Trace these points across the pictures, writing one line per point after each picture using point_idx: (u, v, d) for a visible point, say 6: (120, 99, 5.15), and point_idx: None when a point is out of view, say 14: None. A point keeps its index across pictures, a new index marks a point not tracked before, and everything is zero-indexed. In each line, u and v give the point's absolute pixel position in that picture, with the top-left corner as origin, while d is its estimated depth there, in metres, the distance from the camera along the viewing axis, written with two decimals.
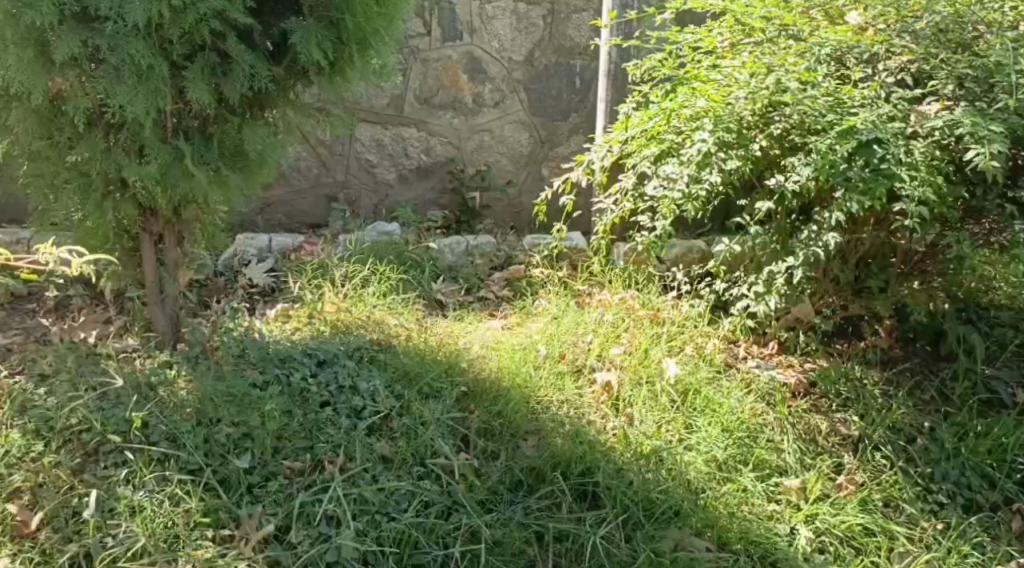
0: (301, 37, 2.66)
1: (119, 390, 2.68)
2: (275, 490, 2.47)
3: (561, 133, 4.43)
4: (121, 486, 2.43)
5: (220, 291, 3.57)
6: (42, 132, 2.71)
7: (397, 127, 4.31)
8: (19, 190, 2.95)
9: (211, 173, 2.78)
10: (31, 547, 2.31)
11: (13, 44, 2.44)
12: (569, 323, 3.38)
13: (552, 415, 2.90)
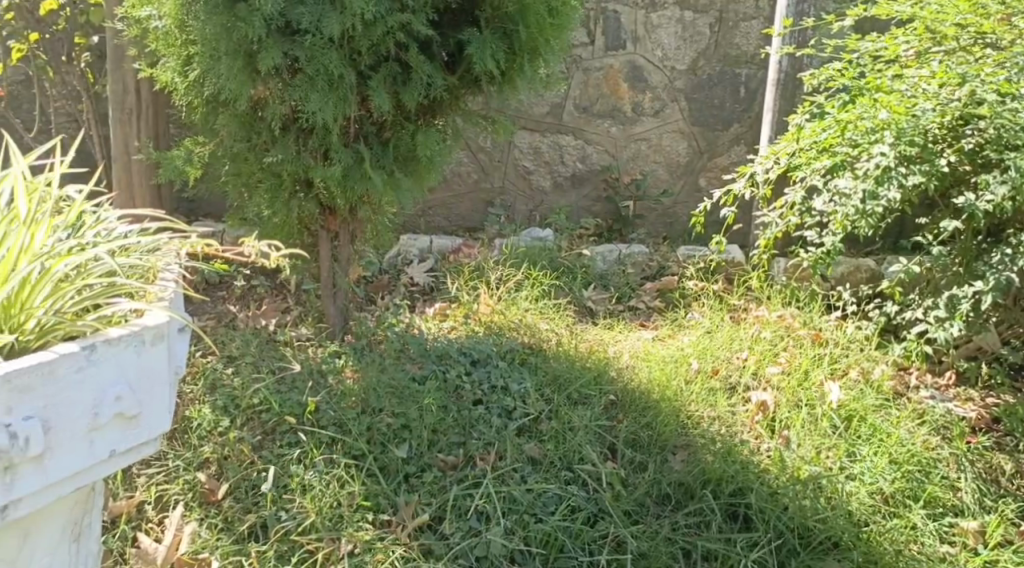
0: (476, 47, 2.73)
1: (294, 374, 2.86)
2: (429, 481, 2.52)
3: (721, 143, 4.34)
4: (293, 464, 2.53)
5: (385, 287, 3.68)
6: (243, 136, 2.90)
7: (556, 135, 4.34)
8: (216, 186, 3.16)
9: (386, 176, 2.92)
10: (215, 513, 2.43)
11: (226, 54, 2.64)
12: (723, 338, 3.34)
13: (702, 432, 2.82)
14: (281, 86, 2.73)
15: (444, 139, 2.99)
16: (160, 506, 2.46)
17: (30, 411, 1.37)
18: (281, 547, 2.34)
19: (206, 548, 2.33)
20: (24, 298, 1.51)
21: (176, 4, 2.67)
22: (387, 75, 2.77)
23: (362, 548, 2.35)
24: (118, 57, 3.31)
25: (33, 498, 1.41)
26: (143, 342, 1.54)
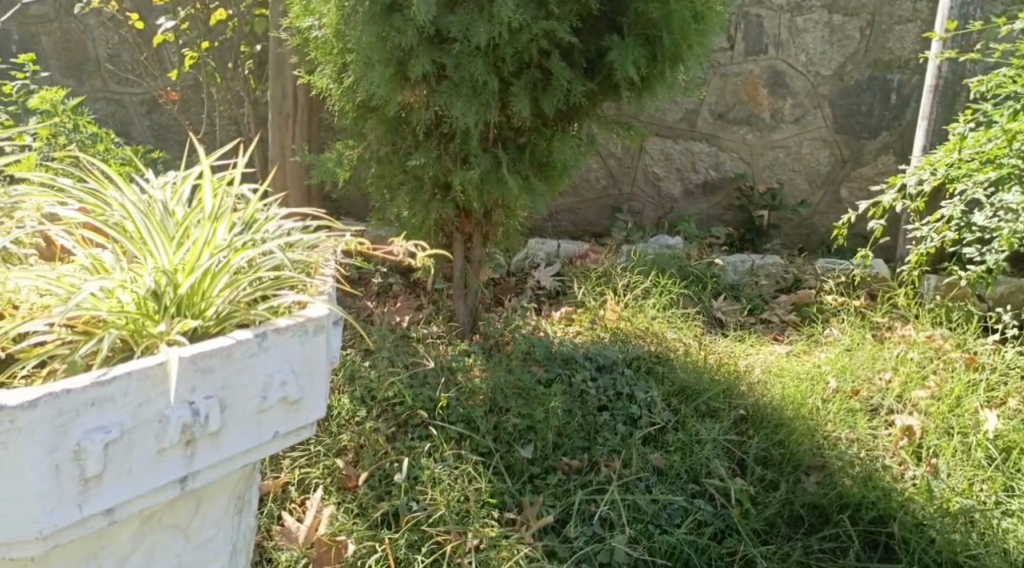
0: (618, 55, 2.69)
1: (426, 369, 2.87)
2: (553, 484, 2.54)
3: (866, 152, 4.20)
4: (423, 457, 2.57)
5: (511, 290, 3.66)
6: (388, 140, 2.98)
7: (689, 141, 4.28)
8: (360, 185, 3.24)
9: (521, 180, 2.93)
10: (352, 499, 2.49)
11: (379, 62, 2.70)
12: (865, 357, 3.22)
13: (840, 454, 2.70)
14: (428, 92, 2.77)
15: (579, 146, 2.97)
16: (302, 488, 2.53)
17: (210, 391, 1.46)
18: (411, 536, 2.37)
19: (343, 531, 2.38)
20: (204, 288, 1.61)
21: (337, 15, 2.71)
22: (529, 81, 2.76)
23: (488, 543, 2.34)
24: (280, 64, 3.45)
25: (209, 471, 1.50)
26: (307, 332, 1.60)
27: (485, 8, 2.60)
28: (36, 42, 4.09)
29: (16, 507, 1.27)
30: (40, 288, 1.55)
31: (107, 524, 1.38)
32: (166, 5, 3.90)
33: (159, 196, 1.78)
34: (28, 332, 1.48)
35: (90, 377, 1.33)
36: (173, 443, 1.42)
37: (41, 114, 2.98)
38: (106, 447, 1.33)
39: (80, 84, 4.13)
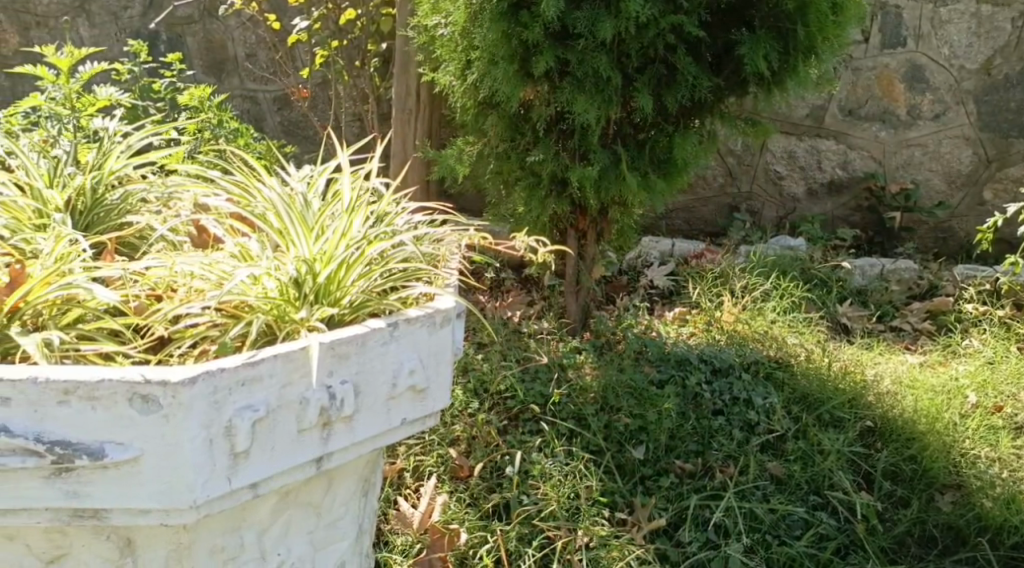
0: (749, 49, 2.64)
1: (537, 365, 2.89)
2: (666, 487, 2.52)
3: (1014, 152, 4.05)
4: (534, 452, 2.59)
5: (623, 288, 3.62)
6: (506, 136, 2.98)
7: (814, 139, 4.14)
8: (477, 182, 3.27)
9: (640, 178, 2.89)
10: (464, 489, 2.53)
11: (502, 59, 2.70)
12: (1006, 373, 3.09)
13: (980, 473, 2.60)
14: (549, 89, 2.78)
15: (701, 143, 2.93)
16: (417, 475, 2.59)
17: (345, 376, 1.52)
18: (521, 529, 2.40)
19: (455, 520, 2.43)
20: (340, 278, 1.67)
21: (464, 13, 2.72)
22: (653, 77, 2.74)
23: (598, 542, 2.35)
24: (405, 63, 3.52)
25: (342, 453, 1.57)
26: (434, 323, 1.64)
27: (613, 5, 2.59)
28: (181, 43, 4.32)
29: (174, 476, 1.35)
30: (195, 273, 1.64)
31: (251, 497, 1.46)
32: (301, 6, 4.04)
33: (299, 189, 1.86)
34: (182, 314, 1.57)
35: (240, 358, 1.40)
36: (312, 423, 1.48)
37: (187, 111, 3.15)
38: (253, 424, 1.40)
39: (219, 82, 4.33)
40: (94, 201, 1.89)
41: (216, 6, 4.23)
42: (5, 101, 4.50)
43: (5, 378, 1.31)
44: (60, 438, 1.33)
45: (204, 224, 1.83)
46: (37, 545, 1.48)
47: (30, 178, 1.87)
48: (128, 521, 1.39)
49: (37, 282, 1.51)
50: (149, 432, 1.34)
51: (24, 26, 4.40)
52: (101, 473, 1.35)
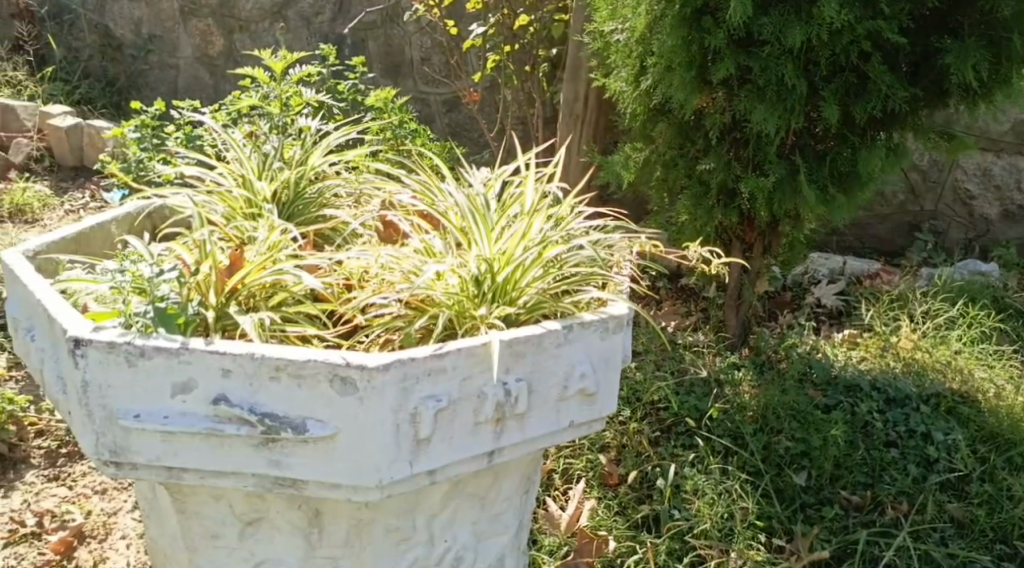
0: (955, 58, 2.52)
1: (692, 379, 2.84)
2: (830, 517, 2.42)
3: None
4: (687, 466, 2.55)
5: (787, 305, 3.52)
6: (676, 143, 2.94)
7: (1014, 156, 3.91)
8: (641, 189, 3.25)
9: (818, 191, 2.80)
10: (613, 496, 2.53)
11: (680, 65, 2.66)
12: None
13: None
14: (727, 96, 2.72)
15: (888, 156, 2.81)
16: (565, 477, 2.61)
17: (521, 374, 1.56)
18: (672, 544, 2.37)
19: (603, 526, 2.44)
20: (516, 279, 1.70)
21: (645, 19, 2.70)
22: (842, 85, 2.66)
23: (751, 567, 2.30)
24: (576, 67, 3.43)
25: (513, 448, 1.61)
26: (607, 328, 1.65)
27: (803, 9, 2.52)
28: (364, 46, 4.52)
29: (364, 455, 1.44)
30: (387, 266, 1.73)
31: (428, 483, 1.53)
32: (478, 11, 4.13)
33: (481, 191, 1.90)
34: (370, 303, 1.67)
35: (428, 349, 1.46)
36: (487, 418, 1.53)
37: (371, 111, 3.31)
38: (436, 414, 1.47)
39: (396, 84, 4.50)
40: (297, 193, 2.04)
41: (397, 12, 4.40)
42: (208, 98, 4.85)
43: (227, 350, 1.42)
44: (269, 411, 1.43)
45: (393, 220, 1.92)
46: (237, 507, 1.61)
47: (245, 171, 2.03)
48: (321, 493, 1.49)
49: (253, 267, 1.63)
50: (345, 411, 1.42)
51: (226, 28, 4.73)
52: (301, 446, 1.45)
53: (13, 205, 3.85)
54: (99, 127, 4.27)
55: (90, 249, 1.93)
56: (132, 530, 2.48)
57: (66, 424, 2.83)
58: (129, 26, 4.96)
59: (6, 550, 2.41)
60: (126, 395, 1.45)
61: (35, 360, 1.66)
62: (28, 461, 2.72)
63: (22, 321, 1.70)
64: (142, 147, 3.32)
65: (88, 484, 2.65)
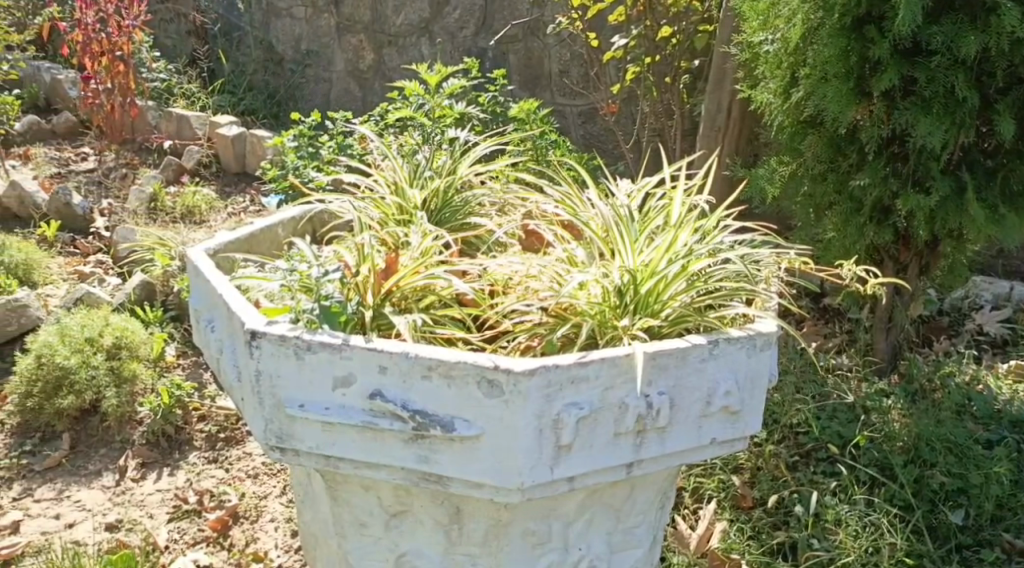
0: None
1: (836, 404, 2.75)
2: (989, 561, 2.31)
3: None
4: (828, 495, 2.48)
5: (942, 331, 3.36)
6: (827, 157, 2.84)
7: None
8: (786, 205, 3.16)
9: (987, 210, 2.67)
10: (746, 520, 2.48)
11: (836, 77, 2.59)
12: None
13: None
14: (888, 109, 2.60)
15: None
16: (695, 496, 2.58)
17: (663, 387, 1.56)
18: None
19: (736, 550, 2.39)
20: (659, 291, 1.71)
21: (801, 29, 2.64)
22: (1019, 98, 2.53)
23: None
24: (721, 78, 3.34)
25: (653, 462, 1.62)
26: (753, 346, 1.63)
27: (979, 17, 2.42)
28: (504, 60, 4.59)
29: (508, 458, 1.47)
30: (532, 274, 1.77)
31: (567, 489, 1.55)
32: (622, 24, 4.13)
33: (625, 201, 1.91)
34: (514, 309, 1.70)
35: (573, 357, 1.48)
36: (628, 429, 1.54)
37: (515, 123, 3.38)
38: (578, 422, 1.49)
39: (534, 95, 4.51)
40: (444, 202, 2.11)
41: (540, 25, 4.41)
42: (358, 110, 5.06)
43: (384, 348, 1.48)
44: (420, 408, 1.49)
45: (539, 229, 1.96)
46: (385, 499, 1.68)
47: (397, 177, 2.14)
48: (465, 491, 1.54)
49: (407, 271, 1.71)
50: (491, 413, 1.46)
51: (377, 44, 4.93)
52: (448, 444, 1.50)
53: (184, 206, 4.12)
54: (262, 136, 4.52)
55: (259, 249, 2.06)
56: (280, 514, 2.62)
57: (225, 411, 3.00)
58: (290, 42, 5.26)
59: (170, 525, 2.59)
60: (293, 385, 1.55)
61: (212, 350, 1.79)
62: (191, 443, 2.91)
63: (202, 313, 1.84)
64: (299, 154, 3.51)
65: (243, 468, 2.81)
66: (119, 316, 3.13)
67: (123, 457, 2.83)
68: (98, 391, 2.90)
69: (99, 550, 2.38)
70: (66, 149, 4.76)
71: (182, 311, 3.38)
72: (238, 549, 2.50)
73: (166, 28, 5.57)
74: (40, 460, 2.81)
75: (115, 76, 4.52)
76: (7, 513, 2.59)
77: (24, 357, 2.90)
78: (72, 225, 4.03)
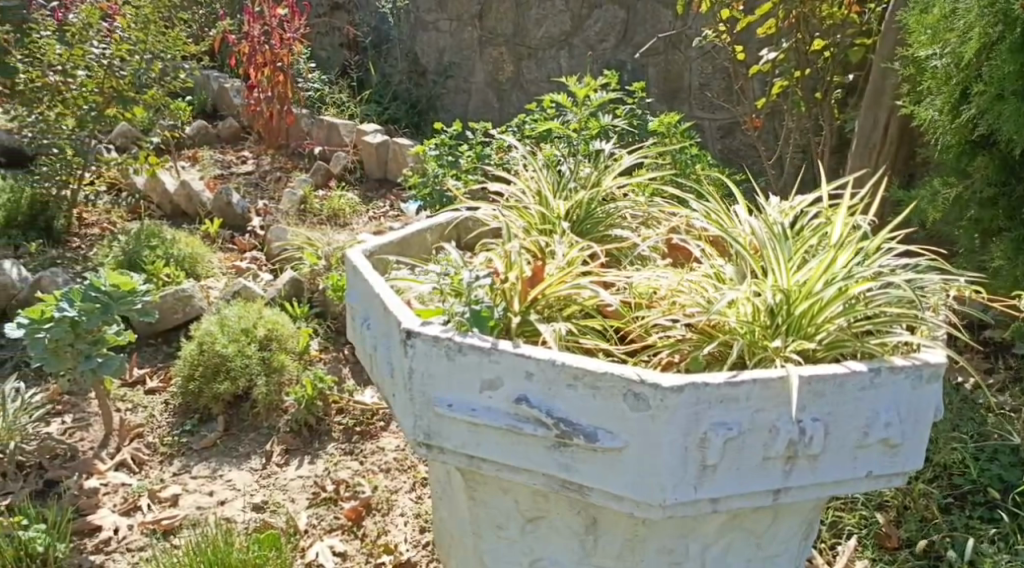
0: None
1: (997, 445, 2.58)
2: None
3: None
4: (986, 542, 2.33)
5: None
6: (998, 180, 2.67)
7: None
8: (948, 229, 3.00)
9: None
10: (891, 561, 2.36)
11: (1013, 95, 2.43)
12: None
13: None
14: None
15: None
16: (834, 531, 2.47)
17: (817, 414, 1.50)
18: None
19: None
20: (813, 314, 1.65)
21: (976, 44, 2.50)
22: None
23: None
24: (879, 94, 3.20)
25: (802, 491, 1.56)
26: (919, 377, 1.54)
27: None
28: (644, 72, 4.48)
29: (651, 473, 1.46)
30: (679, 288, 1.75)
31: (709, 511, 1.51)
32: (772, 37, 4.02)
33: (780, 218, 1.85)
34: (657, 323, 1.69)
35: (724, 376, 1.45)
36: (778, 454, 1.49)
37: (657, 136, 3.36)
38: (725, 443, 1.45)
39: (672, 109, 4.41)
40: (588, 213, 2.11)
41: (682, 38, 4.29)
42: (495, 120, 5.13)
43: (532, 354, 1.49)
44: (565, 417, 1.49)
45: (688, 244, 1.93)
46: (523, 503, 1.69)
47: (540, 186, 2.17)
48: (604, 503, 1.53)
49: (554, 280, 1.74)
50: (636, 426, 1.45)
51: (517, 56, 4.96)
52: (590, 455, 1.49)
53: (331, 209, 4.27)
54: (404, 144, 4.62)
55: (410, 252, 2.12)
56: (410, 510, 2.68)
57: (362, 406, 3.08)
58: (434, 54, 5.37)
59: (310, 510, 2.69)
60: (442, 385, 1.58)
61: (367, 346, 1.85)
62: (329, 434, 3.00)
63: (359, 311, 1.90)
64: (441, 162, 3.59)
65: (377, 462, 2.88)
66: (271, 310, 3.28)
67: (270, 442, 2.96)
68: (250, 378, 3.03)
69: (248, 528, 2.50)
70: (229, 153, 5.03)
71: (326, 309, 3.50)
72: (370, 540, 2.58)
73: (323, 42, 5.94)
74: (198, 440, 2.96)
75: (276, 85, 4.74)
76: (168, 487, 2.75)
77: (188, 344, 3.09)
78: (232, 223, 4.24)
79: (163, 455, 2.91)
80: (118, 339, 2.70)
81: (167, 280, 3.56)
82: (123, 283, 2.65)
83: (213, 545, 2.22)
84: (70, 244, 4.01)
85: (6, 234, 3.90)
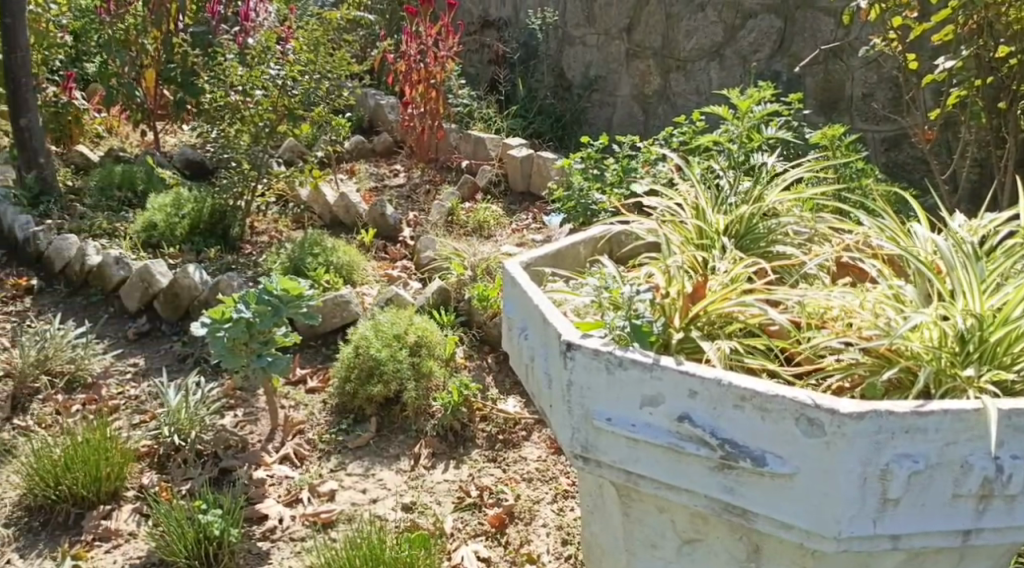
0: None
1: None
2: None
3: None
4: None
5: None
6: None
7: None
8: None
9: None
10: None
11: None
12: None
13: None
14: None
15: None
16: None
17: (1017, 451, 1.40)
18: None
19: None
20: (1011, 342, 1.55)
21: None
22: None
23: None
24: None
25: (994, 534, 1.44)
26: None
27: None
28: (801, 83, 4.33)
29: (825, 503, 1.39)
30: (852, 309, 1.67)
31: (889, 548, 1.42)
32: (944, 46, 3.80)
33: (968, 237, 1.75)
34: (831, 346, 1.61)
35: (912, 406, 1.37)
36: (969, 492, 1.39)
37: (818, 149, 3.24)
38: (909, 477, 1.37)
39: (831, 121, 4.25)
40: (748, 228, 2.04)
41: (846, 47, 4.12)
42: (640, 133, 5.09)
43: (698, 372, 1.45)
44: (731, 438, 1.44)
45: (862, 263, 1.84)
46: (680, 524, 1.65)
47: (697, 200, 2.12)
48: (772, 531, 1.46)
49: (717, 296, 1.69)
50: (809, 453, 1.38)
51: (665, 69, 4.89)
52: (758, 479, 1.44)
53: (476, 221, 4.33)
54: (546, 158, 4.64)
55: (564, 264, 2.11)
56: (552, 520, 2.68)
57: (505, 414, 3.10)
58: (579, 69, 5.37)
59: (455, 514, 2.72)
60: (603, 398, 1.55)
61: (524, 356, 1.85)
62: (474, 440, 3.04)
63: (517, 321, 1.90)
64: (587, 174, 3.58)
65: (520, 470, 2.90)
66: (421, 316, 3.34)
67: (418, 445, 3.01)
68: (401, 382, 3.09)
69: (397, 526, 2.56)
70: (384, 166, 5.19)
71: (471, 317, 3.54)
72: (514, 548, 2.59)
73: (471, 58, 6.05)
74: (352, 439, 3.05)
75: (429, 102, 4.85)
76: (326, 482, 2.85)
77: (345, 346, 3.18)
78: (385, 232, 4.35)
79: (322, 451, 3.01)
80: (289, 340, 2.80)
81: (328, 286, 3.70)
82: (293, 287, 2.78)
83: (368, 541, 2.28)
84: (245, 251, 4.20)
85: (189, 240, 4.09)
